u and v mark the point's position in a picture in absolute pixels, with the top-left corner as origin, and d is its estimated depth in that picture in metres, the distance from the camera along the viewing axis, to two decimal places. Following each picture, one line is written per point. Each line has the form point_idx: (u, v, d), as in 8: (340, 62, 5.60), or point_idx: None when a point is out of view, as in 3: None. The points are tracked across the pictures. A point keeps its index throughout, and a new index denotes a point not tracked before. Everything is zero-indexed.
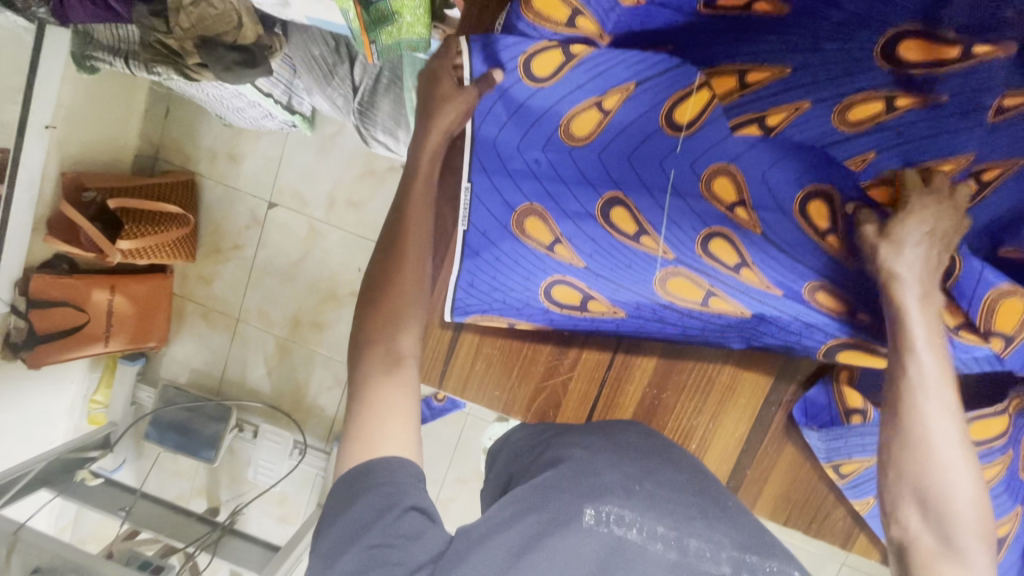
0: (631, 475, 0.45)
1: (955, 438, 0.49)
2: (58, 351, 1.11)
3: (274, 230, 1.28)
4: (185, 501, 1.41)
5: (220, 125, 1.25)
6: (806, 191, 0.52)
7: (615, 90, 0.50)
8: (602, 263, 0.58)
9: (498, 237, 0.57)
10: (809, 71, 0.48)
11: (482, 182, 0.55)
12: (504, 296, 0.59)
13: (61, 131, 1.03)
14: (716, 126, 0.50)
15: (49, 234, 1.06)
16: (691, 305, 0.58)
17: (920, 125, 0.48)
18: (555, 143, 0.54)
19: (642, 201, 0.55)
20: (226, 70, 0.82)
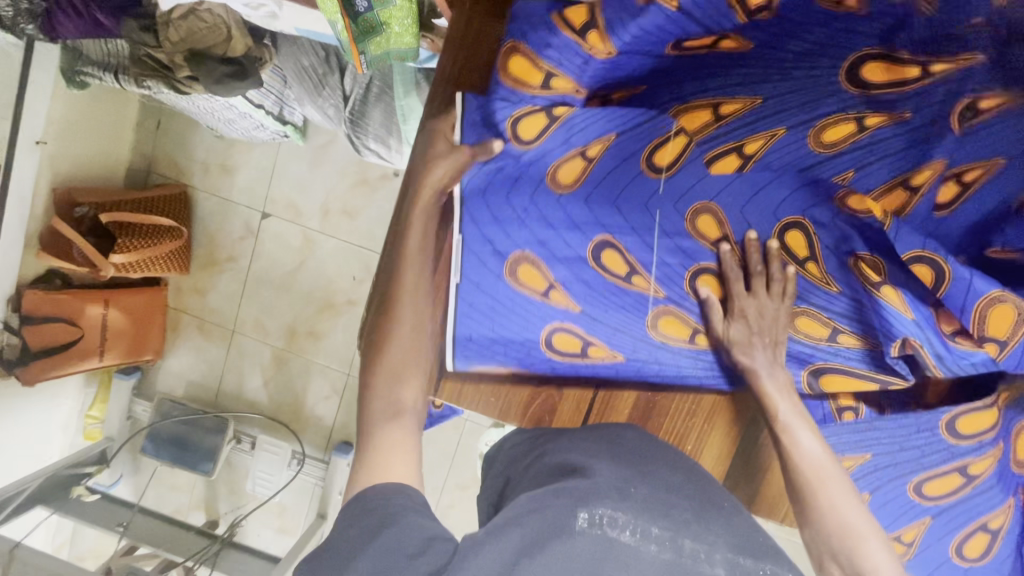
0: (627, 478, 0.45)
1: (838, 485, 0.54)
2: (52, 366, 1.10)
3: (269, 240, 1.28)
4: (184, 515, 1.40)
5: (212, 137, 1.25)
6: (782, 224, 0.59)
7: (598, 140, 0.54)
8: (597, 306, 0.59)
9: (492, 287, 0.57)
10: (780, 100, 0.51)
11: (473, 232, 0.56)
12: (504, 345, 0.58)
13: (53, 146, 1.03)
14: (693, 166, 0.56)
15: (41, 250, 1.05)
16: (682, 344, 0.60)
17: (896, 140, 0.50)
18: (544, 191, 0.56)
19: (629, 240, 0.58)
20: (216, 83, 0.82)
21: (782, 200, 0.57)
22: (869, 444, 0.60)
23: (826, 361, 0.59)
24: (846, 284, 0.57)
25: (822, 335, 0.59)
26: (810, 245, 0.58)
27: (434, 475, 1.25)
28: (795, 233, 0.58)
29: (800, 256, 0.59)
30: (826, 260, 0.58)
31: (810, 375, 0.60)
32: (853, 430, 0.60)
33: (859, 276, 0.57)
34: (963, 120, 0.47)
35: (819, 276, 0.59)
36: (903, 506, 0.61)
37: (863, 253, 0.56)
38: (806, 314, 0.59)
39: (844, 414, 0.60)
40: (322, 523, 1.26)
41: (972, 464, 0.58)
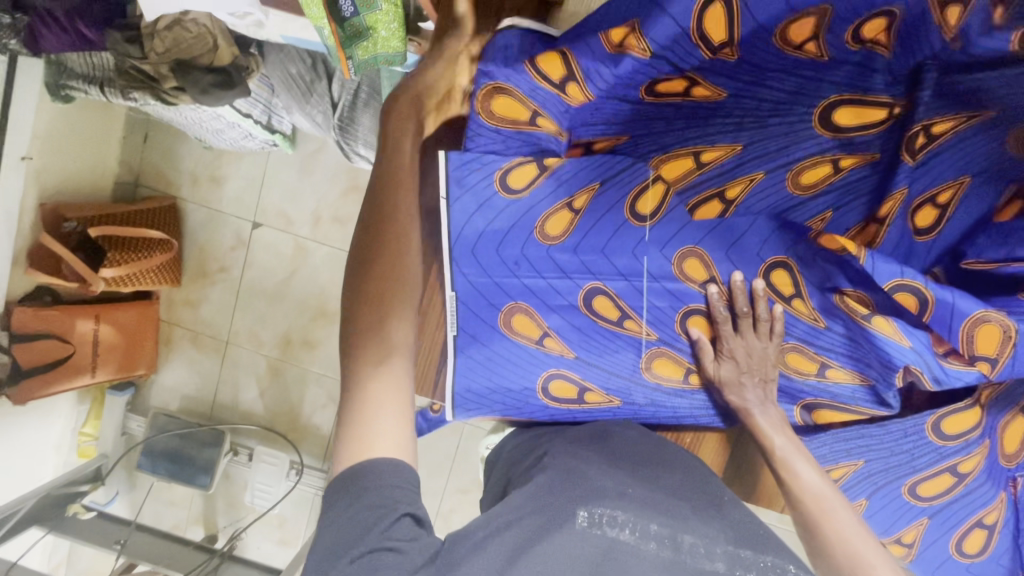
0: (623, 481, 0.47)
1: (849, 522, 0.51)
2: (45, 384, 1.09)
3: (260, 250, 1.28)
4: (182, 530, 1.38)
5: (200, 149, 1.25)
6: (766, 263, 0.57)
7: (584, 189, 0.54)
8: (591, 352, 0.59)
9: (488, 337, 0.58)
10: (760, 144, 0.53)
11: (465, 286, 0.56)
12: (503, 394, 0.59)
13: (39, 162, 1.02)
14: (676, 213, 0.56)
15: (30, 266, 1.04)
16: (674, 384, 0.59)
17: (867, 179, 0.54)
18: (533, 243, 0.56)
19: (620, 285, 0.58)
20: (203, 93, 0.82)
21: (763, 240, 0.56)
22: (859, 451, 0.60)
23: (815, 397, 0.58)
24: (833, 320, 0.55)
25: (811, 370, 0.57)
26: (795, 282, 0.56)
27: (433, 481, 1.24)
28: (780, 272, 0.56)
29: (787, 294, 0.57)
30: (812, 296, 0.56)
31: (802, 409, 0.59)
32: (844, 440, 0.59)
33: (844, 313, 0.54)
34: (919, 149, 0.51)
35: (808, 314, 0.57)
36: (899, 509, 0.61)
37: (847, 289, 0.54)
38: (796, 352, 0.58)
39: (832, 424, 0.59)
40: None
41: (962, 463, 0.57)
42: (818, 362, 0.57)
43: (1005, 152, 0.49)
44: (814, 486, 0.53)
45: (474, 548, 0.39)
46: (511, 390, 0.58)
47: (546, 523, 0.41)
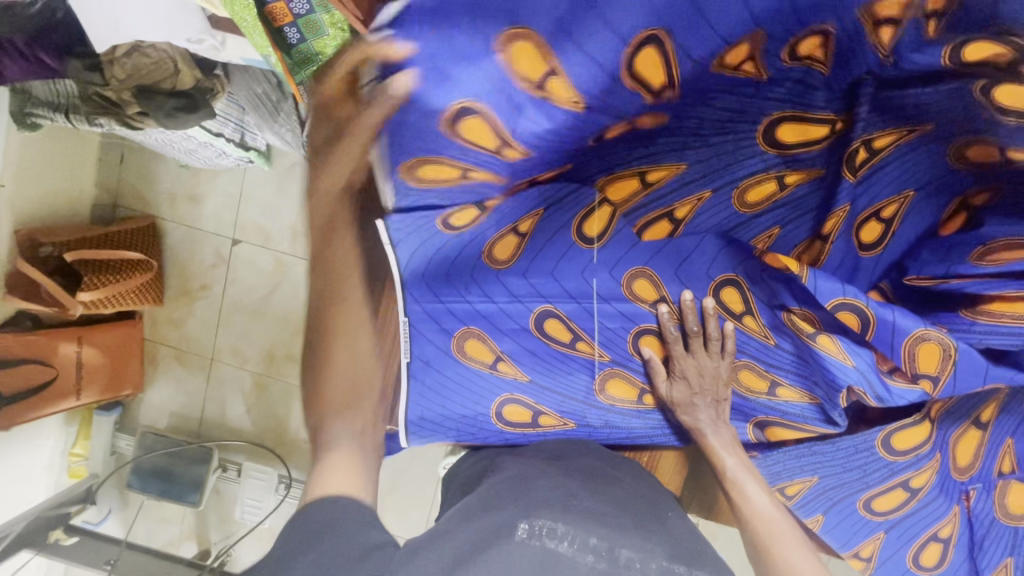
0: (573, 493, 0.48)
1: (797, 540, 0.53)
2: (31, 409, 1.11)
3: (241, 266, 1.28)
4: (174, 547, 1.39)
5: (177, 168, 1.25)
6: (716, 282, 0.59)
7: (529, 215, 0.55)
8: (542, 373, 0.62)
9: (441, 362, 0.61)
10: (700, 166, 0.53)
11: (418, 314, 0.58)
12: (455, 421, 0.64)
13: (12, 188, 1.02)
14: (622, 236, 0.58)
15: (8, 292, 1.04)
16: (628, 404, 0.63)
17: (809, 196, 0.54)
18: (482, 270, 0.58)
19: (570, 308, 0.60)
20: (168, 116, 0.82)
21: (712, 259, 0.58)
22: (811, 468, 0.61)
23: (766, 415, 0.60)
24: (780, 338, 0.57)
25: (764, 390, 0.59)
26: (744, 300, 0.58)
27: (421, 492, 1.25)
28: (730, 291, 0.58)
29: (738, 312, 0.59)
30: (761, 314, 0.57)
31: (755, 427, 0.61)
32: (796, 456, 0.61)
33: (790, 330, 0.55)
34: (859, 166, 0.50)
35: (759, 331, 0.58)
36: (856, 524, 0.62)
37: (794, 308, 0.54)
38: (747, 367, 0.60)
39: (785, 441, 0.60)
40: None
41: (913, 479, 0.58)
42: (768, 380, 0.59)
43: (948, 165, 0.48)
44: (760, 507, 0.56)
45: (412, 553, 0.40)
46: (462, 415, 0.63)
47: (484, 540, 0.40)
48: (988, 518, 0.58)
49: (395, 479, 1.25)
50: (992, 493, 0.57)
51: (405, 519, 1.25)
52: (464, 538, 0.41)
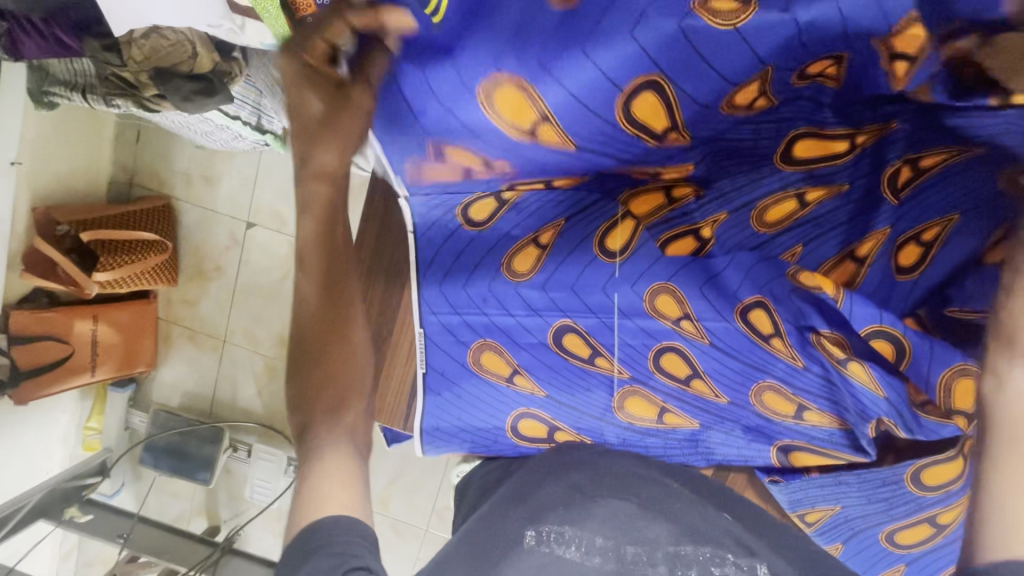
0: (579, 493, 0.50)
1: None
2: (42, 385, 1.11)
3: (255, 250, 1.27)
4: (185, 521, 1.42)
5: (193, 148, 1.23)
6: (746, 301, 0.60)
7: (547, 227, 0.63)
8: (559, 388, 0.69)
9: (456, 376, 0.71)
10: (720, 189, 0.56)
11: (434, 325, 0.69)
12: (471, 432, 0.73)
13: (28, 166, 1.02)
14: (646, 248, 0.61)
15: (25, 270, 1.05)
16: (648, 422, 0.68)
17: (839, 211, 0.54)
18: (501, 279, 0.67)
19: (590, 322, 0.66)
20: (185, 100, 0.81)
21: (742, 282, 0.59)
22: (834, 499, 0.66)
23: (790, 438, 0.65)
24: (811, 361, 0.59)
25: (791, 413, 0.63)
26: (773, 321, 0.59)
27: (428, 481, 1.25)
28: (759, 310, 0.59)
29: (766, 332, 0.60)
30: (789, 335, 0.59)
31: (778, 451, 0.66)
32: (819, 483, 0.65)
33: (825, 353, 0.57)
34: (897, 191, 0.51)
35: (785, 351, 0.60)
36: (877, 554, 0.68)
37: (823, 330, 0.57)
38: (771, 391, 0.62)
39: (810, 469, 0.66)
40: None
41: (941, 515, 0.62)
42: (794, 404, 0.62)
43: (1001, 189, 0.46)
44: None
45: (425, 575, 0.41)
46: (480, 428, 0.72)
47: (502, 550, 0.43)
48: None
49: (403, 467, 1.25)
50: None
51: (411, 506, 1.27)
52: (480, 552, 0.44)
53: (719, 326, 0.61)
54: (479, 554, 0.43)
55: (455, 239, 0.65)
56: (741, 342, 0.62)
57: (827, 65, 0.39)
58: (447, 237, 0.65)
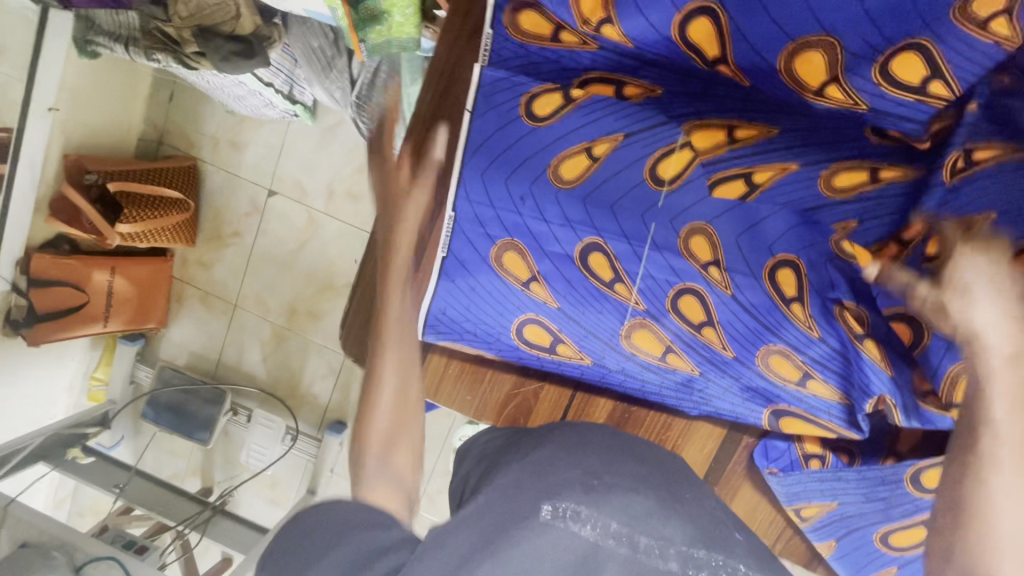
0: (590, 469, 0.49)
1: None
2: (56, 330, 1.12)
3: (274, 219, 1.29)
4: (180, 480, 1.44)
5: (223, 112, 1.25)
6: (778, 259, 0.49)
7: (605, 137, 0.49)
8: (573, 306, 0.54)
9: (475, 267, 0.54)
10: (797, 133, 0.45)
11: (465, 210, 0.52)
12: (476, 327, 0.56)
13: (64, 113, 1.04)
14: (694, 187, 0.49)
15: (51, 215, 1.07)
16: (651, 359, 0.55)
17: (899, 196, 0.44)
18: (542, 182, 0.51)
19: (620, 247, 0.51)
20: (223, 60, 0.82)
21: (781, 234, 0.48)
22: (835, 495, 0.58)
23: (789, 404, 0.54)
24: (830, 332, 0.49)
25: (792, 377, 0.52)
26: (800, 285, 0.49)
27: (422, 461, 1.26)
28: (788, 269, 0.49)
29: (790, 295, 0.49)
30: (812, 303, 0.49)
31: (769, 415, 0.55)
32: (822, 481, 0.58)
33: (846, 327, 0.48)
34: (954, 172, 0.41)
35: (807, 322, 0.49)
36: (869, 554, 0.62)
37: (850, 303, 0.47)
38: (776, 355, 0.52)
39: (810, 461, 0.59)
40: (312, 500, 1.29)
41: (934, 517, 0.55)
42: (802, 372, 0.51)
43: None
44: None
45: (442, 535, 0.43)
46: (484, 324, 0.56)
47: (510, 521, 0.43)
48: None
49: None
50: None
51: None
52: (500, 507, 0.45)
53: (747, 280, 0.50)
54: (496, 513, 0.44)
55: (502, 134, 0.50)
56: (762, 305, 0.50)
57: (916, 67, 0.39)
58: (507, 136, 0.50)
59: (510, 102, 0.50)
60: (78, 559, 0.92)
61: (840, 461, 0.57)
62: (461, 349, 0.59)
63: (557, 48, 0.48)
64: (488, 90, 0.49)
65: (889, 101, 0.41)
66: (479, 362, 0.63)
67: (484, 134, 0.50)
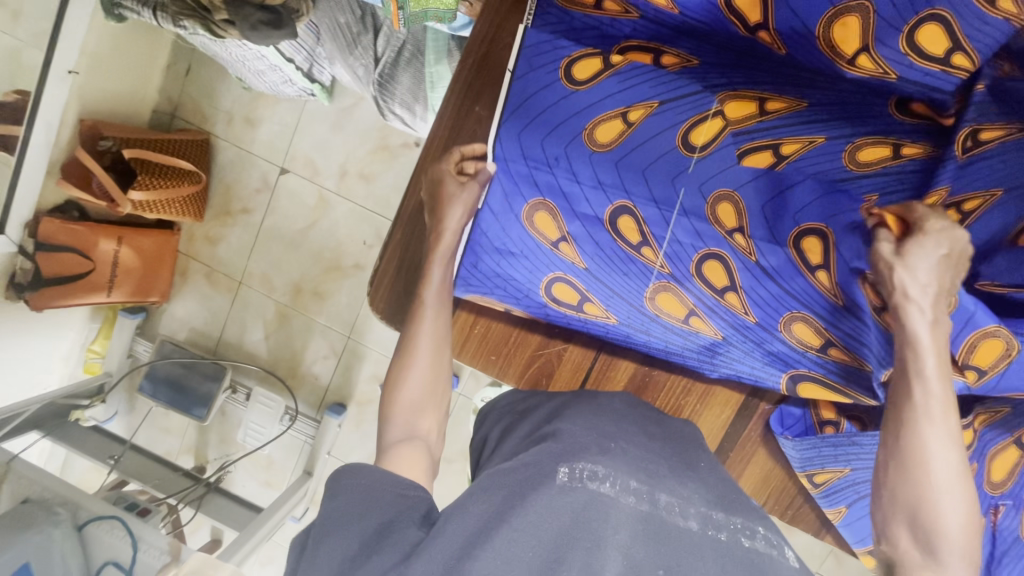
0: (607, 436, 0.50)
1: (952, 459, 0.46)
2: (60, 296, 1.13)
3: (284, 196, 1.29)
4: (173, 458, 1.43)
5: (239, 89, 1.26)
6: (803, 227, 0.52)
7: (640, 104, 0.52)
8: (601, 267, 0.59)
9: (510, 225, 0.59)
10: (825, 108, 0.48)
11: (502, 171, 0.57)
12: (506, 283, 0.61)
13: (83, 77, 1.04)
14: (724, 154, 0.52)
15: (62, 178, 1.07)
16: (674, 321, 0.60)
17: (917, 173, 0.49)
18: (578, 145, 0.54)
19: (649, 211, 0.55)
20: (252, 29, 0.81)
21: (810, 202, 0.51)
22: (847, 460, 0.61)
23: (807, 368, 0.58)
24: (853, 300, 0.52)
25: (815, 345, 0.56)
26: (826, 251, 0.52)
27: None
28: (815, 237, 0.52)
29: (813, 262, 0.53)
30: (838, 270, 0.52)
31: (788, 379, 0.60)
32: (834, 445, 0.60)
33: (865, 295, 0.51)
34: (964, 148, 0.45)
35: (830, 289, 0.53)
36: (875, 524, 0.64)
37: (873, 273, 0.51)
38: (800, 322, 0.56)
39: (825, 427, 0.62)
40: (307, 480, 1.28)
41: None
42: (823, 338, 0.56)
43: None
44: (942, 454, 0.46)
45: (457, 506, 0.44)
46: (516, 280, 0.60)
47: (528, 482, 0.44)
48: (1012, 536, 0.55)
49: None
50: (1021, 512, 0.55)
51: None
52: (519, 474, 0.45)
53: (771, 247, 0.54)
54: (511, 483, 0.45)
55: (542, 96, 0.53)
56: (787, 272, 0.54)
57: (931, 33, 0.41)
58: (546, 98, 0.53)
59: (552, 66, 0.53)
60: (81, 518, 0.94)
61: (852, 427, 0.60)
62: (491, 304, 0.63)
63: (598, 13, 0.51)
64: (529, 51, 0.52)
65: (918, 70, 0.43)
66: (507, 320, 0.66)
67: (523, 98, 0.54)
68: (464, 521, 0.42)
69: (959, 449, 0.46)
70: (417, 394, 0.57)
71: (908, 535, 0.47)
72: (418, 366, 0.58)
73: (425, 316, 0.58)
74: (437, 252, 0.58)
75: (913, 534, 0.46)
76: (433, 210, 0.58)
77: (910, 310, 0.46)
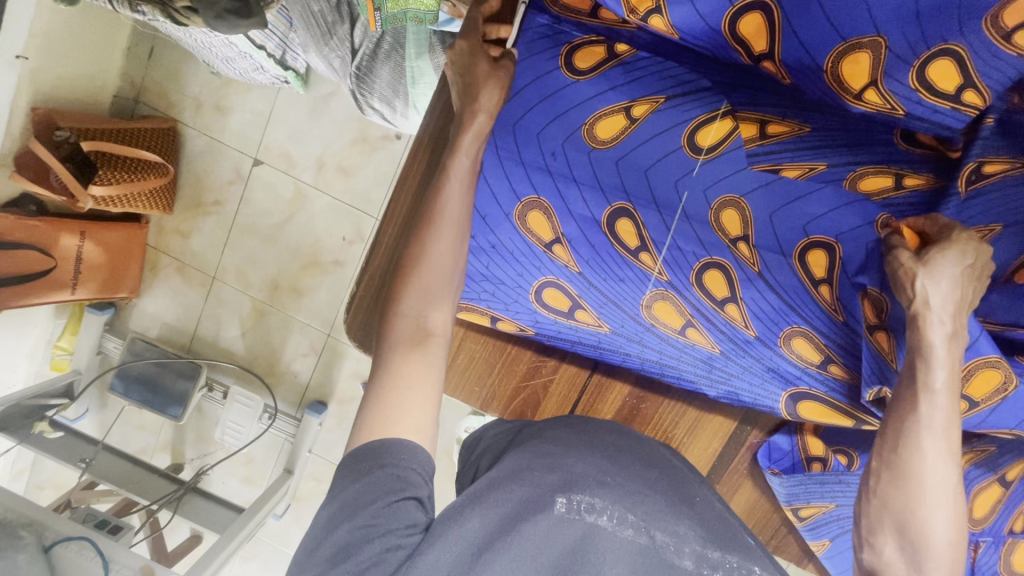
0: (603, 467, 0.47)
1: (945, 473, 0.46)
2: (21, 295, 1.05)
3: (259, 189, 1.24)
4: (149, 456, 1.40)
5: (208, 73, 1.19)
6: (807, 240, 0.51)
7: (646, 98, 0.49)
8: (596, 273, 0.56)
9: (498, 226, 0.55)
10: (829, 133, 0.46)
11: (493, 163, 0.53)
12: (494, 286, 0.57)
13: (33, 62, 0.97)
14: (736, 157, 0.49)
15: (15, 172, 1.00)
16: (670, 331, 0.57)
17: (921, 207, 0.47)
18: (576, 141, 0.52)
19: (650, 217, 0.53)
20: (217, 18, 0.74)
21: (819, 215, 0.49)
22: (832, 497, 0.62)
23: (808, 387, 0.56)
24: (853, 316, 0.52)
25: (814, 361, 0.55)
26: (830, 266, 0.51)
27: None
28: (820, 250, 0.51)
29: (817, 277, 0.52)
30: (840, 285, 0.52)
31: (788, 399, 0.57)
32: (821, 481, 0.62)
33: (864, 311, 0.51)
34: (969, 182, 0.44)
35: (829, 302, 0.52)
36: None
37: (871, 287, 0.50)
38: (801, 339, 0.54)
39: (813, 464, 0.63)
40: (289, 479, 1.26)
41: None
42: (822, 354, 0.54)
43: None
44: (936, 471, 0.46)
45: (458, 507, 0.43)
46: (504, 283, 0.57)
47: (526, 507, 0.43)
48: (990, 570, 0.57)
49: None
50: (999, 548, 0.57)
51: None
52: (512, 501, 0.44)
53: (776, 260, 0.52)
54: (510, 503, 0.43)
55: (540, 84, 0.51)
56: (789, 284, 0.53)
57: (945, 70, 0.38)
58: (545, 85, 0.51)
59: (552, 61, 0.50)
60: (48, 539, 0.93)
61: (840, 463, 0.62)
62: (477, 314, 0.59)
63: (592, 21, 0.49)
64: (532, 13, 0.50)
65: (931, 108, 0.41)
66: (499, 338, 0.64)
67: (514, 91, 0.52)
68: (455, 542, 0.40)
69: (955, 464, 0.47)
70: (438, 278, 0.50)
71: (892, 546, 0.47)
72: (433, 267, 0.50)
73: (449, 182, 0.50)
74: (471, 130, 0.50)
75: (899, 545, 0.47)
76: (465, 86, 0.51)
77: (929, 319, 0.45)
